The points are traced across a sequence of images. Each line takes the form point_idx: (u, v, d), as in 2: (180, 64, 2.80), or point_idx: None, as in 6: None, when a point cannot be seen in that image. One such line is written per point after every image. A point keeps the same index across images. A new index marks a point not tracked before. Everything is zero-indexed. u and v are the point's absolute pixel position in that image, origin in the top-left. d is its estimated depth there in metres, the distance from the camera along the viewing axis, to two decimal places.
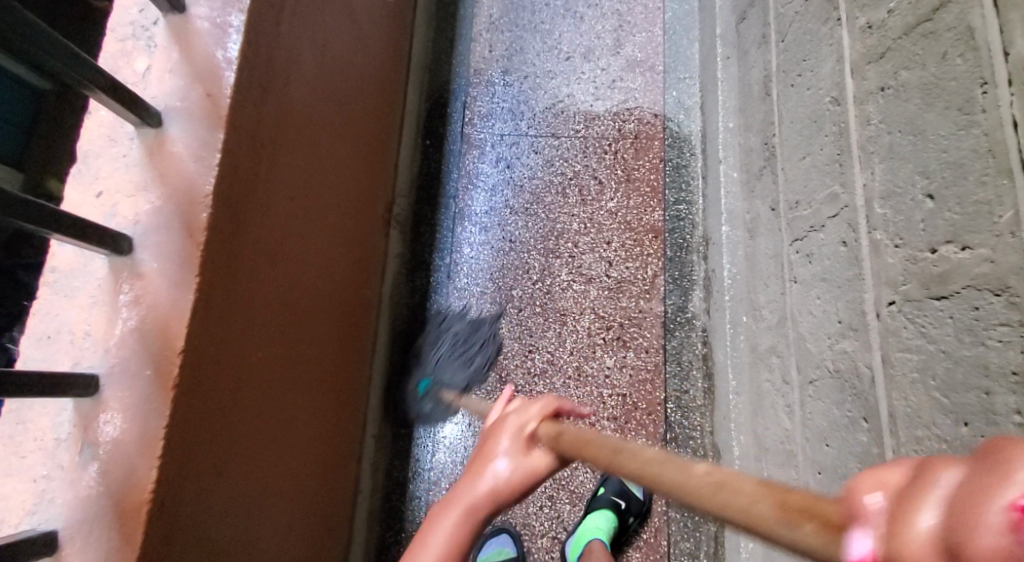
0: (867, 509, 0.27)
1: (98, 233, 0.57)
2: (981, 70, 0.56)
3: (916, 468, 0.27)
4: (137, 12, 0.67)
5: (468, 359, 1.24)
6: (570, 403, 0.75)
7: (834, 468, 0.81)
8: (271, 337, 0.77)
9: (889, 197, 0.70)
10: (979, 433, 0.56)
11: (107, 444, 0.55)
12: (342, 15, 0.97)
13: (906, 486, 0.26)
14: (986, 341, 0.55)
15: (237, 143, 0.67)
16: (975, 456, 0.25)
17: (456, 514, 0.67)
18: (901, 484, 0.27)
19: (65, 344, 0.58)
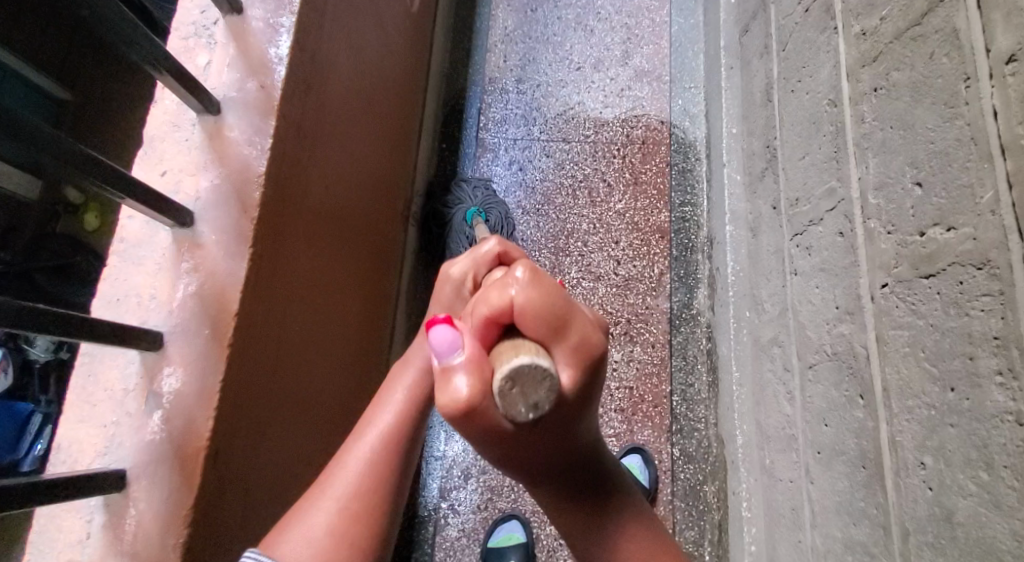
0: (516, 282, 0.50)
1: (168, 205, 0.63)
2: (965, 67, 0.62)
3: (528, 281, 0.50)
4: (199, 13, 0.75)
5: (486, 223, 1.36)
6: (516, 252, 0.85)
7: (833, 445, 0.86)
8: (307, 313, 0.83)
9: (882, 187, 0.76)
10: (965, 396, 0.61)
11: (170, 394, 0.62)
12: (373, 22, 1.04)
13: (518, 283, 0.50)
14: (970, 312, 0.61)
15: (286, 132, 0.74)
16: (530, 274, 0.50)
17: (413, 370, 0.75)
18: (521, 282, 0.50)
19: (133, 305, 0.65)
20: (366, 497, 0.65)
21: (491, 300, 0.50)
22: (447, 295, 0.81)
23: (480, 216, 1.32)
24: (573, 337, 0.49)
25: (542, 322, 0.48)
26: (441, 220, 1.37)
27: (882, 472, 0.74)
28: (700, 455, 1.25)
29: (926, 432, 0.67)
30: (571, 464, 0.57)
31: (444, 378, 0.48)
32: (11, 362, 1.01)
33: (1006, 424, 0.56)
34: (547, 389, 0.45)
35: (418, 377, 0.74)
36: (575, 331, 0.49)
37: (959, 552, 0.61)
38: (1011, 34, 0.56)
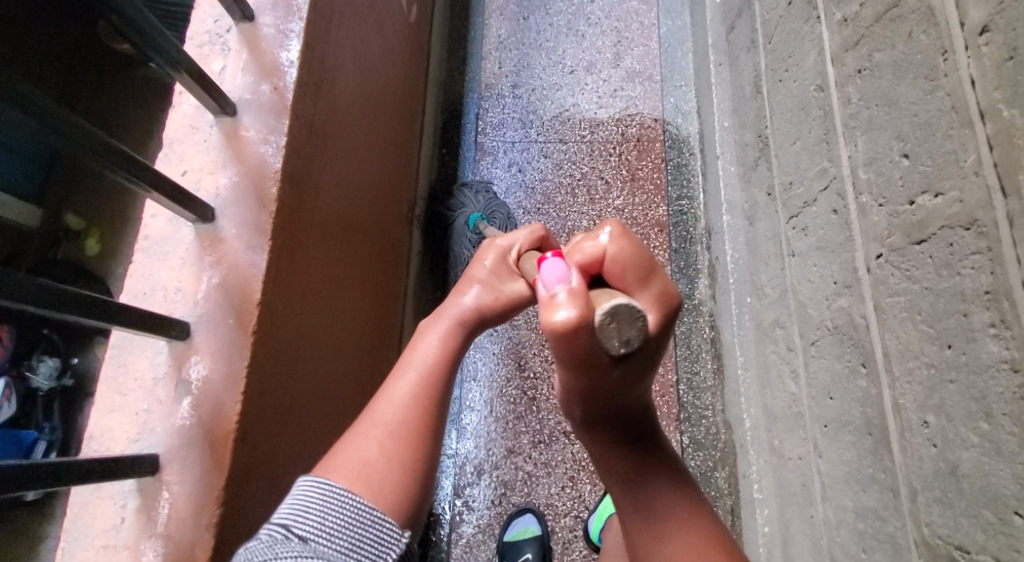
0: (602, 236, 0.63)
1: (191, 200, 0.66)
2: (942, 41, 0.66)
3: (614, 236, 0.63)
4: (213, 22, 0.79)
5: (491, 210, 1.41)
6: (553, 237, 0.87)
7: (839, 417, 0.88)
8: (322, 307, 0.85)
9: (871, 163, 0.79)
10: (962, 351, 0.64)
11: (198, 381, 0.64)
12: (374, 30, 1.08)
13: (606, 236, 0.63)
14: (961, 271, 0.64)
15: (299, 130, 0.77)
16: (615, 231, 0.63)
17: (446, 322, 0.78)
18: (608, 236, 0.63)
19: (159, 298, 0.67)
20: (413, 431, 0.69)
21: (583, 249, 0.63)
22: (491, 262, 0.82)
23: (483, 220, 1.35)
24: (651, 292, 0.63)
25: (629, 272, 0.62)
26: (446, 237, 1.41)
27: (888, 437, 0.76)
28: (709, 442, 1.27)
29: (927, 392, 0.69)
30: (621, 406, 0.69)
31: (547, 302, 0.55)
32: (15, 392, 1.11)
33: (1002, 373, 0.59)
34: (639, 328, 0.55)
35: (451, 328, 0.78)
36: (652, 286, 0.63)
37: (967, 503, 0.63)
38: (984, 6, 0.60)
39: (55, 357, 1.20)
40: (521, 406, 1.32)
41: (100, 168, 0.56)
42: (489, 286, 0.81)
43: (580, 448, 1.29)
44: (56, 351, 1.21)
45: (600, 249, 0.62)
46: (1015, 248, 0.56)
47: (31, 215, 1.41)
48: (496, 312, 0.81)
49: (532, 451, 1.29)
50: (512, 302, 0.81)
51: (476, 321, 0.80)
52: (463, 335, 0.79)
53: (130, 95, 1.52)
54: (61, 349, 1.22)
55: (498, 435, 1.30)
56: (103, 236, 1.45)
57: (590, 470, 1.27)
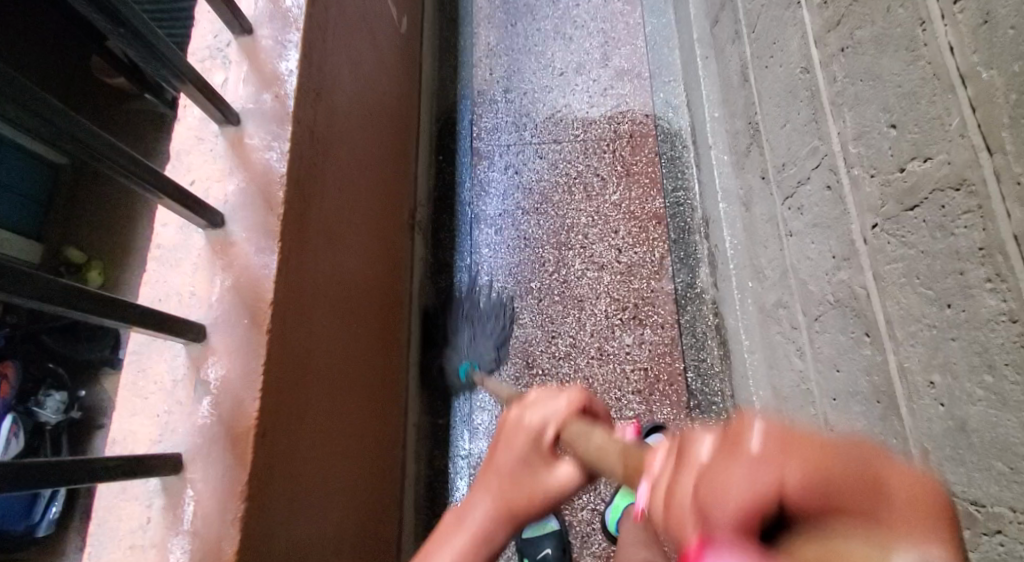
0: (747, 442, 0.36)
1: (201, 206, 0.68)
2: (919, 12, 0.67)
3: (769, 436, 0.35)
4: (212, 38, 0.81)
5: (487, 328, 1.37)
6: (596, 402, 0.70)
7: (847, 389, 0.89)
8: (332, 308, 0.87)
9: (860, 136, 0.81)
10: (961, 309, 0.65)
11: (216, 381, 0.65)
12: (367, 41, 1.11)
13: (749, 437, 0.36)
14: (955, 232, 0.65)
15: (302, 135, 0.79)
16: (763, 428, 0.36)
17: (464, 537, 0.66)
18: (756, 439, 0.35)
19: (174, 303, 0.69)
20: None
21: (731, 471, 0.35)
22: (521, 445, 0.67)
23: (474, 369, 1.33)
24: (895, 497, 0.30)
25: (840, 498, 0.31)
26: (436, 368, 1.37)
27: (895, 402, 0.78)
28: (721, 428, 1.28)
29: (931, 352, 0.70)
30: None
31: None
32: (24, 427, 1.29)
33: (1001, 325, 0.60)
34: None
35: (469, 544, 0.66)
36: (896, 495, 0.30)
37: (976, 457, 0.64)
38: None
39: (61, 393, 1.37)
40: None
41: (111, 172, 0.57)
42: (514, 478, 0.66)
43: None
44: (62, 387, 1.39)
45: (758, 464, 0.34)
46: (1004, 204, 0.58)
47: (34, 251, 1.46)
48: (530, 511, 0.66)
49: None
50: (555, 496, 0.65)
51: (505, 524, 0.67)
52: (490, 548, 0.67)
53: (130, 127, 1.57)
54: (67, 383, 1.40)
55: None
56: (104, 271, 1.52)
57: None
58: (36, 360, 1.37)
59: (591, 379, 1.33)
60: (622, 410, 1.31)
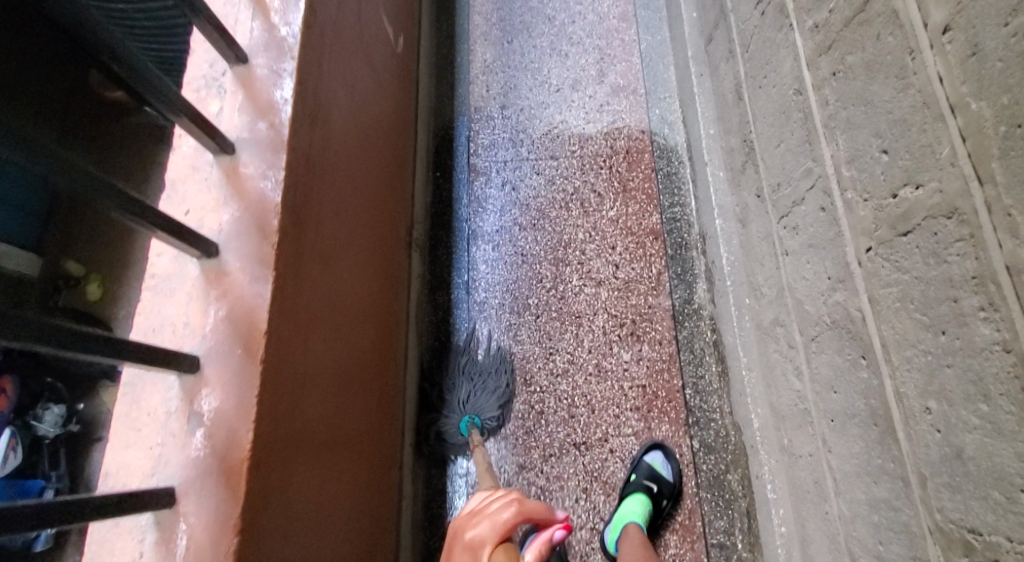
0: None
1: (196, 237, 0.68)
2: (908, 41, 0.68)
3: None
4: (208, 67, 0.81)
5: (489, 377, 1.35)
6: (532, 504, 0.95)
7: (844, 411, 0.89)
8: (327, 333, 0.87)
9: (853, 160, 0.82)
10: (955, 336, 0.65)
11: (210, 412, 0.65)
12: (363, 64, 1.12)
13: None
14: (948, 259, 0.65)
15: (297, 163, 0.79)
16: None
17: None
18: None
19: (168, 334, 0.68)
20: None
21: None
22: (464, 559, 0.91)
23: (477, 424, 1.29)
24: None
25: None
26: (434, 431, 1.31)
27: (893, 425, 0.77)
28: (720, 445, 1.28)
29: (927, 378, 0.70)
30: None
31: None
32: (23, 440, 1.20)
33: (995, 354, 0.60)
34: None
35: None
36: None
37: (974, 485, 0.64)
38: (944, 7, 0.62)
39: (60, 405, 1.26)
40: (529, 421, 1.33)
41: (101, 204, 0.57)
42: None
43: (592, 458, 1.29)
44: (59, 400, 1.27)
45: None
46: (996, 234, 0.58)
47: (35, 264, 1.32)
48: None
49: (543, 465, 1.29)
50: None
51: None
52: None
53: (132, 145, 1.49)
54: (65, 396, 1.28)
55: (509, 451, 1.31)
56: (103, 282, 1.43)
57: (602, 480, 1.28)
58: (34, 375, 1.25)
59: (589, 396, 1.33)
60: (620, 427, 1.31)
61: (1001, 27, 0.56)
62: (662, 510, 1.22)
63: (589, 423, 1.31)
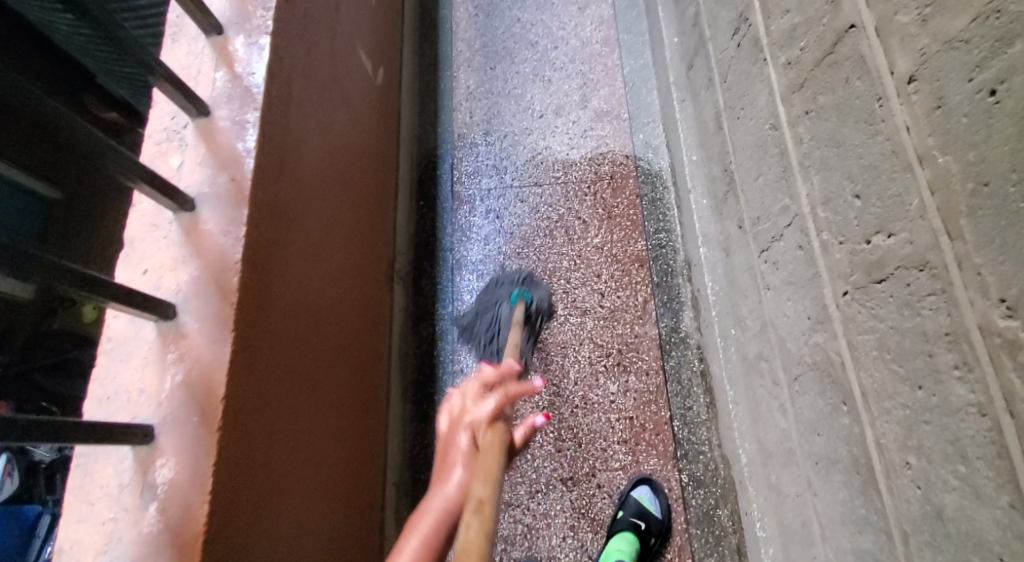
0: None
1: (150, 301, 0.66)
2: (876, 88, 0.66)
3: None
4: (169, 119, 0.80)
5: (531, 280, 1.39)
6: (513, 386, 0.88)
7: (828, 455, 0.87)
8: (297, 386, 0.85)
9: (828, 201, 0.80)
10: (932, 392, 0.63)
11: (164, 485, 0.63)
12: (338, 101, 1.11)
13: None
14: (922, 311, 0.63)
15: (260, 216, 0.77)
16: None
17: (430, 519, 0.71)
18: None
19: (123, 402, 0.66)
20: None
21: None
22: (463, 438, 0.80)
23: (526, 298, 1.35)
24: None
25: None
26: (487, 319, 1.34)
27: (875, 476, 0.75)
28: (709, 479, 1.25)
29: (906, 431, 0.68)
30: None
31: None
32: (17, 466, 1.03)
33: (971, 416, 0.58)
34: None
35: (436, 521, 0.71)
36: None
37: (954, 548, 0.62)
38: (909, 57, 0.61)
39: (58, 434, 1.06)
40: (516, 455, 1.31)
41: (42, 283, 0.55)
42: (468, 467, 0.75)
43: (579, 495, 1.27)
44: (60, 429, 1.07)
45: None
46: (966, 292, 0.56)
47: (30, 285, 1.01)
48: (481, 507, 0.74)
49: (529, 502, 1.27)
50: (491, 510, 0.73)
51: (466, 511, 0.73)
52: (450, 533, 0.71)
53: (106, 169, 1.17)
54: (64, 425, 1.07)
55: None
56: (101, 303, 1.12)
57: (590, 517, 1.25)
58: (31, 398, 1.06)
59: (576, 429, 1.31)
60: (608, 461, 1.28)
61: (966, 81, 0.53)
62: (651, 548, 1.19)
63: (577, 458, 1.29)
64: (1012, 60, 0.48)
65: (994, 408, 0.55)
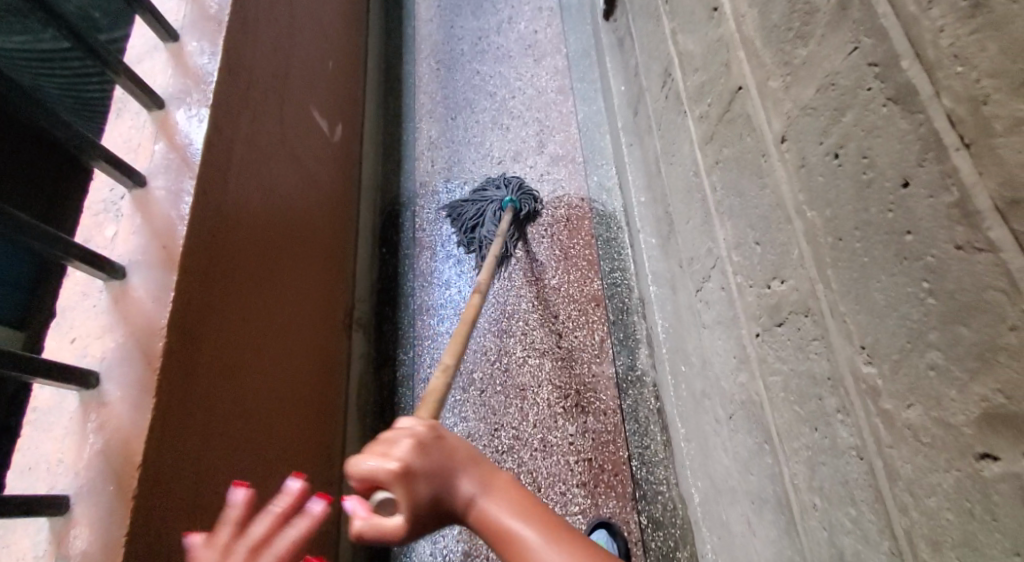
0: None
1: (71, 372, 0.70)
2: (760, 144, 0.70)
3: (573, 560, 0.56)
4: (108, 191, 0.84)
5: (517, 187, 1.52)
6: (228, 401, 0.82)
7: (760, 493, 0.87)
8: (233, 444, 0.89)
9: (738, 246, 0.83)
10: (824, 434, 0.65)
11: (77, 555, 0.66)
12: (287, 161, 1.16)
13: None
14: (810, 355, 0.65)
15: (191, 281, 0.81)
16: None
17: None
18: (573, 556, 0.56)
19: (43, 472, 0.70)
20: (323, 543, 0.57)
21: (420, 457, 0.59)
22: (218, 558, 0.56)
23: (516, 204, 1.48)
24: None
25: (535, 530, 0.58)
26: (475, 209, 1.52)
27: (794, 516, 0.76)
28: (667, 519, 1.24)
29: (811, 472, 0.69)
30: None
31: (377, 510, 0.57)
32: None
33: (853, 459, 0.60)
34: None
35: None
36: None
37: None
38: (780, 118, 0.65)
39: None
40: None
41: None
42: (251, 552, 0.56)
43: None
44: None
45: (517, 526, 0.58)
46: (837, 339, 0.59)
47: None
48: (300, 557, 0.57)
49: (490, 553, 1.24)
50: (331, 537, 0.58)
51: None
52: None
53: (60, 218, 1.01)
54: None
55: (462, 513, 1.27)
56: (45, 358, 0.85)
57: None
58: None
59: (535, 473, 1.30)
60: (567, 506, 1.27)
61: (818, 144, 0.58)
62: None
63: None
64: (846, 128, 0.53)
65: (868, 452, 0.56)
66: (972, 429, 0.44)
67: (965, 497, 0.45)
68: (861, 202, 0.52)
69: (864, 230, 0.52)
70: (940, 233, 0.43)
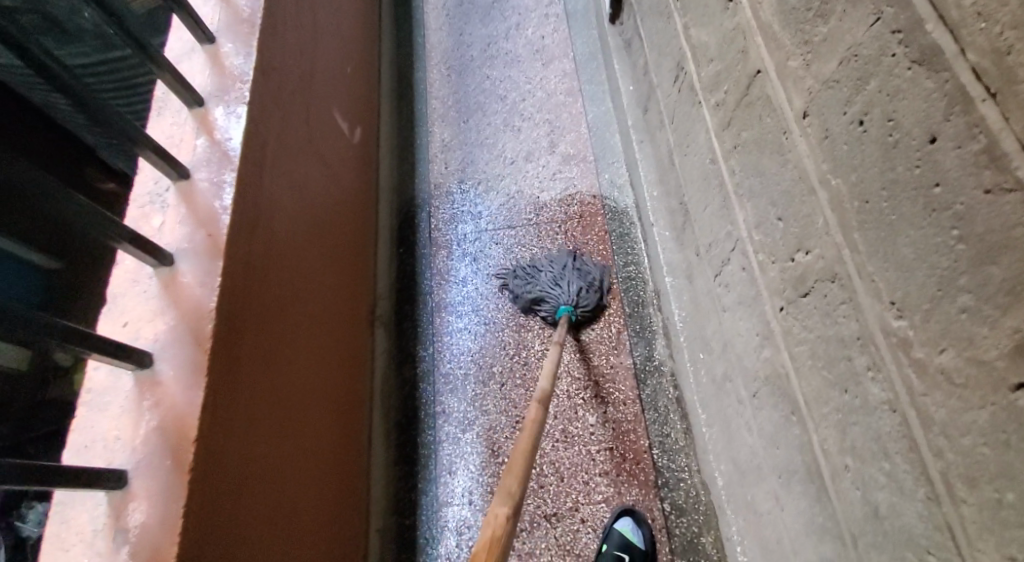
0: None
1: (128, 351, 0.72)
2: (781, 122, 0.74)
3: None
4: (153, 184, 0.87)
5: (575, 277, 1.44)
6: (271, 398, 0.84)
7: (788, 466, 0.89)
8: (273, 429, 0.91)
9: (759, 225, 0.86)
10: (854, 394, 0.68)
11: (136, 528, 0.67)
12: (314, 160, 1.19)
13: None
14: (838, 319, 0.68)
15: (234, 268, 0.84)
16: None
17: None
18: None
19: (99, 449, 0.71)
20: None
21: None
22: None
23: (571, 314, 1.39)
24: None
25: None
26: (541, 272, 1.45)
27: (825, 482, 0.78)
28: (691, 506, 1.25)
29: (841, 435, 0.72)
30: None
31: None
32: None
33: (885, 413, 0.62)
34: None
35: None
36: None
37: (892, 545, 0.65)
38: (801, 95, 0.69)
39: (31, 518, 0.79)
40: None
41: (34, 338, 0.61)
42: None
43: (563, 530, 1.27)
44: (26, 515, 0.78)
45: None
46: (865, 298, 0.62)
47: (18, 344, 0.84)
48: None
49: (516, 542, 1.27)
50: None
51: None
52: None
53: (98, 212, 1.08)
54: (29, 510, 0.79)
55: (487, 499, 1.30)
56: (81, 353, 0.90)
57: (575, 553, 1.25)
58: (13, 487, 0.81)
59: (557, 463, 1.32)
60: (590, 494, 1.29)
61: (842, 114, 0.61)
62: None
63: (559, 493, 1.30)
64: (870, 95, 0.57)
65: (901, 404, 0.59)
66: (1003, 362, 0.46)
67: (1000, 429, 0.47)
68: (887, 162, 0.56)
69: (891, 189, 0.56)
70: (968, 180, 0.47)
